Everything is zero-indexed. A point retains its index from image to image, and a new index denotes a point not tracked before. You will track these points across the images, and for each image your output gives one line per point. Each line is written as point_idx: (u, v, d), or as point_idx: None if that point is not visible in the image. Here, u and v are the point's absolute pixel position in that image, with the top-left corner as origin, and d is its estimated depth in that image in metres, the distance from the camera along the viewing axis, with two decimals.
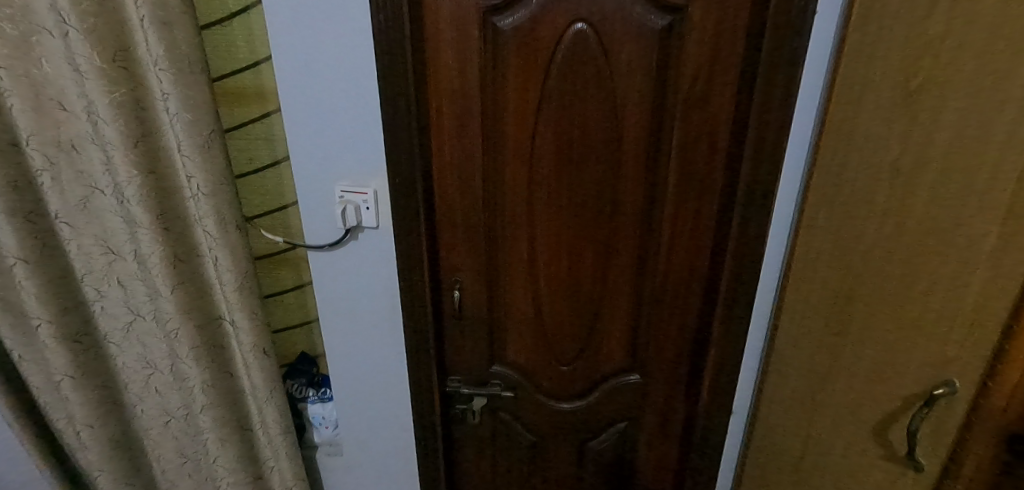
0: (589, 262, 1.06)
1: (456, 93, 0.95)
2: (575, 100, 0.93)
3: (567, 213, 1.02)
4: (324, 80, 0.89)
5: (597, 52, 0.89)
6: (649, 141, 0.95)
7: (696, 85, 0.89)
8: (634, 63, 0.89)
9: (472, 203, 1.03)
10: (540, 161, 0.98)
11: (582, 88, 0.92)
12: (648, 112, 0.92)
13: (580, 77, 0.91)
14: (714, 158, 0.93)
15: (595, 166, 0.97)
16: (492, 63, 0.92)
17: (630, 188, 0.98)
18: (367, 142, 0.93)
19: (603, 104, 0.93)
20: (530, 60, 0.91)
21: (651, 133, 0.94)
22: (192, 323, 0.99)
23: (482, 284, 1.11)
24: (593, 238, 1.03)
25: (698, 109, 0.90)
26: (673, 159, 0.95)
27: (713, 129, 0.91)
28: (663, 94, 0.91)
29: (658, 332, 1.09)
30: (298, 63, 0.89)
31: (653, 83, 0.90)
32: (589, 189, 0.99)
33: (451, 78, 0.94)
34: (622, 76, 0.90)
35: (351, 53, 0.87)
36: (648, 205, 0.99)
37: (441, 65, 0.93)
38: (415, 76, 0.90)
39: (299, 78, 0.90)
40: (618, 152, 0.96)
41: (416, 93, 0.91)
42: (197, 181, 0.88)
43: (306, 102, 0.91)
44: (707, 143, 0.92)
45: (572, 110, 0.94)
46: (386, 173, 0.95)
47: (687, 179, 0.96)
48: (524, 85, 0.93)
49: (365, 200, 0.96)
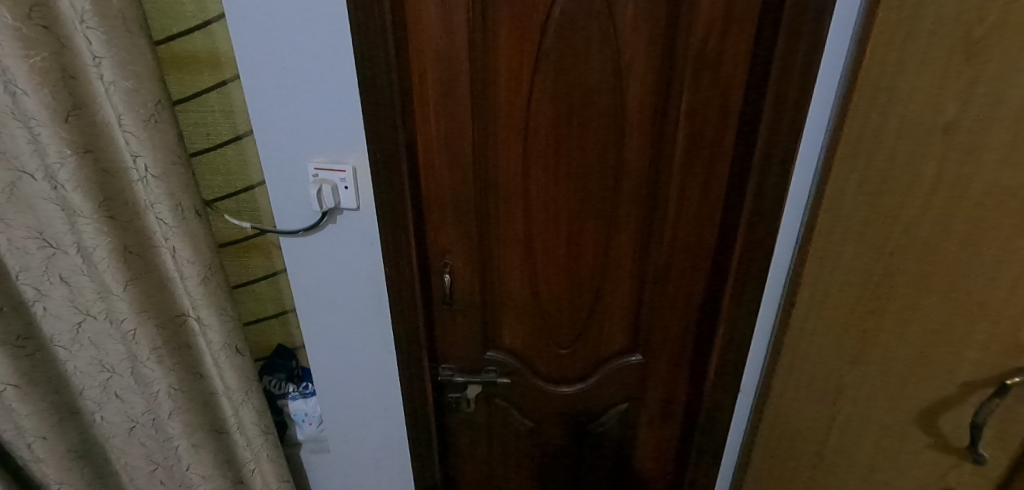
0: (589, 240, 0.99)
1: (441, 56, 0.85)
2: (575, 62, 0.84)
3: (565, 188, 0.94)
4: (288, 40, 0.77)
5: (599, 8, 0.80)
6: (655, 107, 0.87)
7: (708, 44, 0.81)
8: (641, 21, 0.80)
9: (461, 180, 0.94)
10: (537, 132, 0.89)
11: (583, 49, 0.83)
12: (655, 75, 0.84)
13: (581, 37, 0.82)
14: (725, 124, 0.86)
15: (597, 136, 0.89)
16: (481, 21, 0.82)
17: (633, 159, 0.91)
18: (341, 113, 0.82)
19: (605, 67, 0.84)
20: (524, 17, 0.81)
21: (658, 98, 0.86)
22: (151, 322, 0.88)
23: (474, 266, 1.03)
24: (594, 215, 0.96)
25: (710, 70, 0.83)
26: (681, 126, 0.87)
27: (725, 93, 0.84)
28: (672, 55, 0.83)
29: (661, 312, 1.04)
30: (255, 19, 0.76)
31: (661, 43, 0.82)
32: (589, 162, 0.91)
33: (436, 39, 0.83)
34: (626, 35, 0.82)
35: (317, 7, 0.74)
36: (654, 178, 0.92)
37: (423, 24, 0.83)
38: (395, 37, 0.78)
39: (259, 37, 0.77)
40: (621, 120, 0.88)
41: (398, 56, 0.80)
42: (144, 161, 0.76)
43: (269, 66, 0.79)
44: (718, 108, 0.85)
45: (570, 73, 0.85)
46: (365, 147, 0.84)
47: (696, 149, 0.89)
48: (517, 46, 0.83)
49: (343, 179, 0.85)
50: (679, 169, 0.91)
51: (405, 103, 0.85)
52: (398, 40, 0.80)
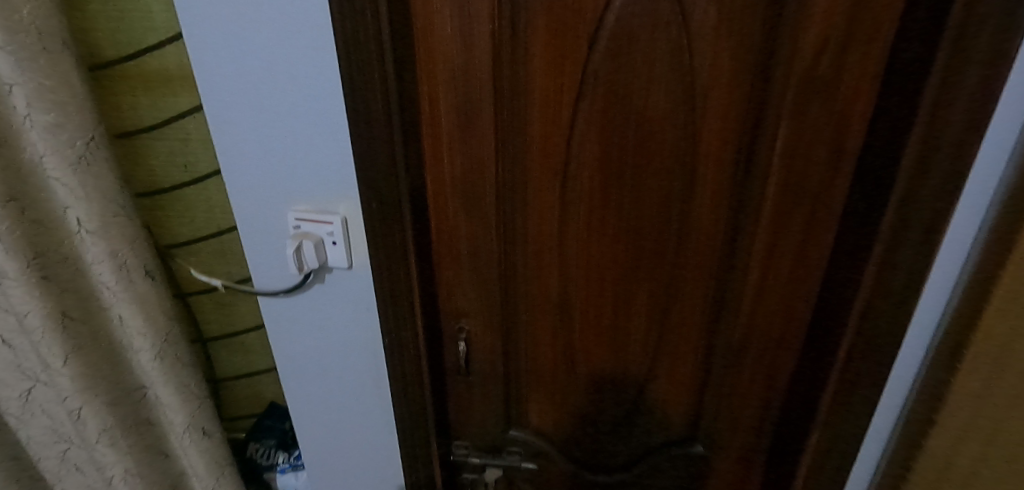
0: (641, 308, 0.78)
1: (457, 80, 0.66)
2: (631, 88, 0.63)
3: (613, 244, 0.74)
4: (257, 61, 0.59)
5: (669, 16, 0.59)
6: (738, 146, 0.65)
7: (821, 64, 0.59)
8: (726, 33, 0.59)
9: (481, 230, 0.75)
10: (579, 175, 0.69)
11: (643, 70, 0.62)
12: (741, 105, 0.63)
13: (642, 53, 0.61)
14: (834, 170, 0.64)
15: (657, 182, 0.68)
16: (509, 33, 0.62)
17: (705, 211, 0.69)
18: (327, 153, 0.64)
19: (673, 94, 0.63)
20: (567, 30, 0.61)
21: (743, 135, 0.64)
22: (101, 401, 0.72)
23: (495, 332, 0.83)
24: (649, 278, 0.75)
25: (820, 99, 0.60)
26: (773, 171, 0.65)
27: (838, 130, 0.62)
28: (768, 78, 0.61)
29: (731, 397, 0.82)
30: (216, 36, 0.58)
31: (751, 62, 0.60)
32: (646, 214, 0.71)
33: (450, 57, 0.64)
34: (705, 52, 0.60)
35: (291, 19, 0.56)
36: (731, 235, 0.71)
37: (435, 39, 0.64)
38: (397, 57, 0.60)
39: (222, 59, 0.60)
40: (691, 163, 0.67)
41: (400, 81, 0.61)
42: (77, 213, 0.59)
43: (236, 94, 0.62)
44: (826, 148, 0.63)
45: (625, 102, 0.64)
46: (356, 195, 0.66)
47: (791, 200, 0.67)
48: (557, 67, 0.63)
49: (329, 232, 0.67)
50: (766, 226, 0.69)
51: (410, 140, 0.66)
52: (401, 61, 0.61)
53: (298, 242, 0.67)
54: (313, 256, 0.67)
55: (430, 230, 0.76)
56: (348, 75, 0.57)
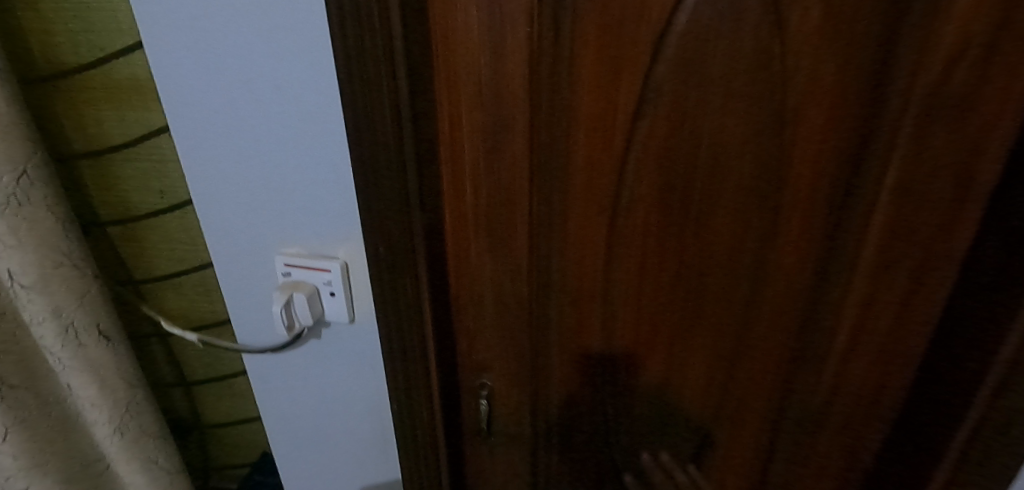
0: (696, 367, 0.66)
1: (491, 102, 0.55)
2: (703, 115, 0.51)
3: (668, 296, 0.62)
4: (236, 77, 0.47)
5: (758, 27, 0.46)
6: (834, 184, 0.53)
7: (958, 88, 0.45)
8: (833, 48, 0.46)
9: (509, 273, 0.64)
10: (631, 212, 0.58)
11: (714, 93, 0.49)
12: (842, 135, 0.50)
13: (714, 73, 0.49)
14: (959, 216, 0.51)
15: (727, 226, 0.56)
16: (551, 46, 0.51)
17: (785, 260, 0.57)
18: (324, 188, 0.51)
19: (755, 123, 0.50)
20: (622, 43, 0.49)
21: (843, 170, 0.52)
22: (48, 467, 0.64)
23: (523, 389, 0.72)
24: (710, 335, 0.63)
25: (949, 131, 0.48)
26: (877, 215, 0.53)
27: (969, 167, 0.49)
28: (881, 104, 0.48)
29: (803, 468, 0.70)
30: (183, 46, 0.46)
31: (862, 84, 0.47)
32: (710, 263, 0.59)
33: (478, 73, 0.53)
34: (802, 71, 0.47)
35: (275, 22, 0.44)
36: (818, 289, 0.58)
37: (461, 53, 0.53)
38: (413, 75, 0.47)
39: (189, 73, 0.47)
40: (772, 204, 0.54)
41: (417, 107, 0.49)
42: (14, 260, 0.54)
43: (209, 116, 0.50)
44: (948, 190, 0.50)
45: (693, 132, 0.52)
46: (360, 238, 0.53)
47: (897, 249, 0.54)
48: (608, 89, 0.52)
49: (326, 281, 0.55)
50: (864, 278, 0.56)
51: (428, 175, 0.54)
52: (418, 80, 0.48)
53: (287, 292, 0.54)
54: (306, 311, 0.55)
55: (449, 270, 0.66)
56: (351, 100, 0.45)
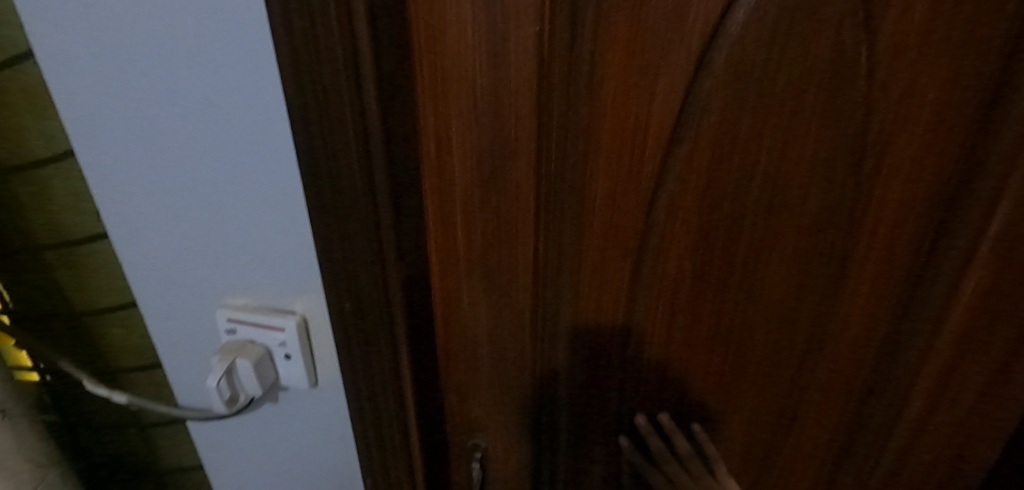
0: (724, 431, 0.59)
1: (489, 139, 0.47)
2: (747, 161, 0.43)
3: (701, 355, 0.55)
4: (157, 109, 0.38)
5: (822, 61, 0.37)
6: (905, 249, 0.44)
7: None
8: (913, 92, 0.37)
9: (512, 328, 0.57)
10: (663, 264, 0.51)
11: (763, 138, 0.42)
12: (921, 194, 0.41)
13: (766, 116, 0.41)
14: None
15: (773, 285, 0.48)
16: (571, 81, 0.44)
17: (838, 327, 0.49)
18: (273, 232, 0.41)
19: (811, 173, 0.42)
20: (650, 77, 0.42)
21: (913, 235, 0.43)
22: None
23: (523, 447, 0.65)
24: (748, 400, 0.56)
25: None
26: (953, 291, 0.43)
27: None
28: (965, 163, 0.39)
29: None
30: (89, 67, 0.37)
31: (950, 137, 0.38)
32: (749, 324, 0.51)
33: (479, 110, 0.45)
34: (874, 116, 0.39)
35: (195, 41, 0.34)
36: (875, 361, 0.50)
37: (451, 89, 0.45)
38: (393, 120, 0.38)
39: (98, 104, 0.38)
40: (828, 264, 0.46)
41: (398, 157, 0.40)
42: None
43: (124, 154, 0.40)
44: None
45: (734, 179, 0.44)
46: (317, 290, 0.43)
47: (977, 335, 0.44)
48: (625, 127, 0.45)
49: (280, 341, 0.45)
50: (929, 362, 0.47)
51: (410, 233, 0.44)
52: (400, 124, 0.40)
53: (229, 354, 0.44)
54: (254, 378, 0.44)
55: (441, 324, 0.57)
56: (309, 153, 0.36)
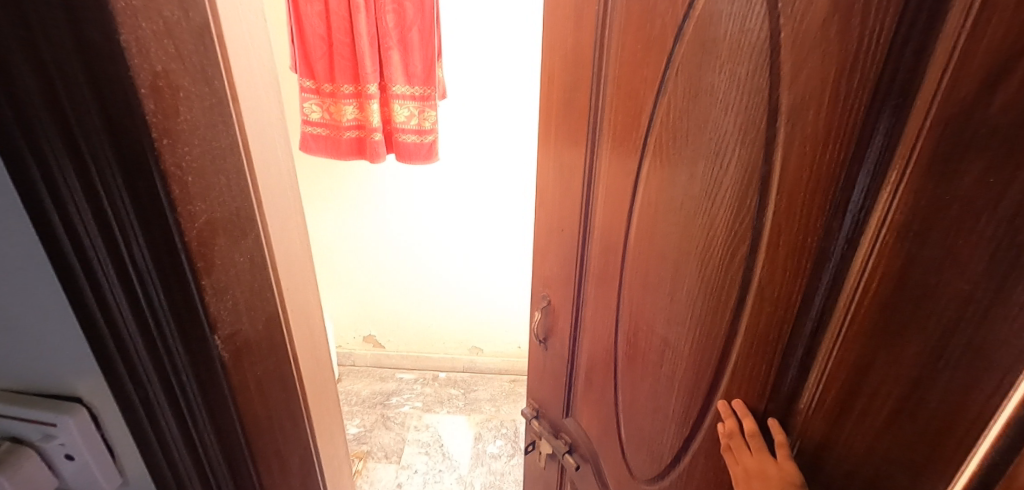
0: (661, 444, 0.49)
1: (558, 104, 0.56)
2: (697, 89, 0.36)
3: (655, 326, 0.45)
4: None
5: (866, 15, 0.25)
6: (792, 201, 0.31)
7: (946, 96, 0.23)
8: (818, 28, 0.27)
9: (549, 276, 0.65)
10: (627, 263, 0.48)
11: (704, 138, 0.36)
12: (813, 127, 0.29)
13: (701, 118, 0.36)
14: (926, 327, 0.26)
15: (681, 237, 0.40)
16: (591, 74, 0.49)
17: (743, 305, 0.36)
18: (15, 342, 0.25)
19: (732, 181, 0.35)
20: (655, 11, 0.39)
21: (791, 192, 0.31)
22: None
23: (546, 368, 0.71)
24: (667, 389, 0.46)
25: (951, 174, 0.24)
26: (830, 270, 0.31)
27: (892, 238, 0.27)
28: (823, 112, 0.28)
29: None
30: None
31: (817, 72, 0.28)
32: (672, 290, 0.42)
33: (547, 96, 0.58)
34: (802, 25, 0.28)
35: None
36: (764, 362, 0.36)
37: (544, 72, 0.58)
38: (175, 149, 0.21)
39: None
40: (727, 204, 0.36)
41: (195, 188, 0.22)
42: None
43: None
44: (887, 272, 0.27)
45: (685, 112, 0.38)
46: (96, 374, 0.25)
47: (815, 334, 0.33)
48: (635, 63, 0.42)
49: (58, 442, 0.27)
50: (786, 363, 0.35)
51: (261, 289, 0.28)
52: (208, 142, 0.23)
53: None
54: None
55: (322, 366, 0.45)
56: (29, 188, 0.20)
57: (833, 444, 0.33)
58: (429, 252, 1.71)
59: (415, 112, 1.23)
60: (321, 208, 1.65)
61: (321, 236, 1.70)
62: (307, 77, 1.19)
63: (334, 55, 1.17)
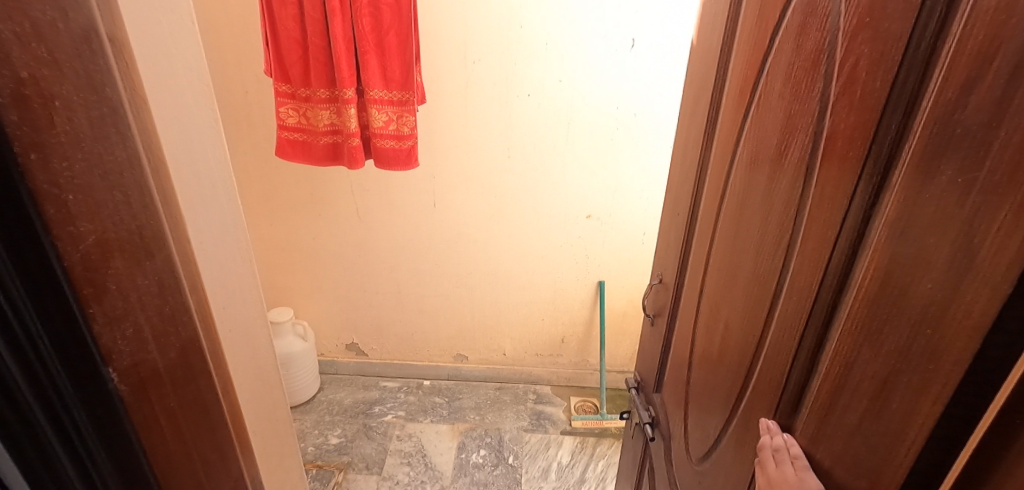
0: (722, 409, 0.55)
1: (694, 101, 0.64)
2: (781, 82, 0.42)
3: (733, 293, 0.52)
4: None
5: (890, 30, 0.29)
6: (826, 190, 0.36)
7: (935, 102, 0.26)
8: (860, 35, 0.32)
9: (668, 252, 0.74)
10: (720, 233, 0.55)
11: (782, 125, 0.42)
12: (850, 124, 0.33)
13: (782, 106, 0.42)
14: (902, 322, 0.29)
15: (758, 211, 0.46)
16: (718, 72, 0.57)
17: (786, 276, 0.41)
18: None
19: (793, 163, 0.40)
20: (760, 16, 0.46)
21: (829, 180, 0.36)
22: None
23: (655, 339, 0.80)
24: (732, 346, 0.52)
25: (930, 174, 0.27)
26: (846, 261, 0.34)
27: (885, 234, 0.30)
28: (856, 111, 0.32)
29: None
30: None
31: (853, 73, 0.33)
32: (747, 261, 0.48)
33: (689, 94, 0.66)
34: (853, 28, 0.33)
35: None
36: (792, 335, 0.40)
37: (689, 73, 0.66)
38: (49, 165, 0.19)
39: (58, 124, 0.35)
40: (787, 185, 0.41)
41: (76, 206, 0.20)
42: None
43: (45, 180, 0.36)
44: (879, 264, 0.30)
45: (771, 103, 0.44)
46: None
47: (830, 322, 0.36)
48: (743, 61, 0.50)
49: None
50: (807, 340, 0.39)
51: (172, 314, 0.26)
52: (100, 155, 0.21)
53: None
54: None
55: (269, 387, 0.42)
56: None
57: (829, 425, 0.36)
58: (426, 259, 1.69)
59: (393, 117, 1.20)
60: (299, 213, 1.62)
61: (299, 242, 1.67)
62: (283, 82, 1.17)
63: (309, 59, 1.14)
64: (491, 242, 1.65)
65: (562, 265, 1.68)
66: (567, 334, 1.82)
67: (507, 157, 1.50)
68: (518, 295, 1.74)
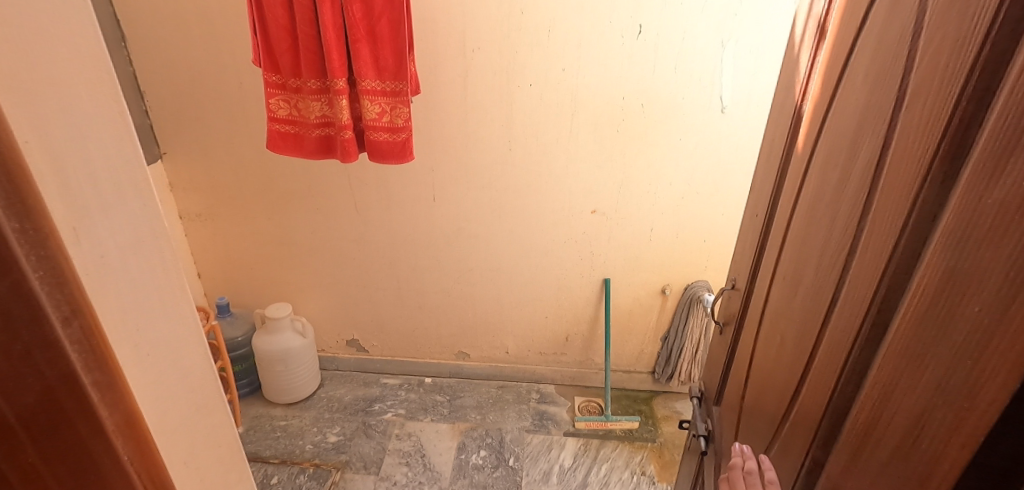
0: (772, 419, 0.52)
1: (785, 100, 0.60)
2: (867, 76, 0.39)
3: (798, 303, 0.48)
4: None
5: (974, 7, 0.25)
6: (891, 191, 0.32)
7: (1007, 94, 0.22)
8: (945, 16, 0.28)
9: (743, 257, 0.70)
10: (792, 239, 0.52)
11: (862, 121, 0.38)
12: (919, 118, 0.29)
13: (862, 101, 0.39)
14: (950, 346, 0.26)
15: (830, 216, 0.43)
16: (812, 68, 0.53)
17: (843, 282, 0.39)
18: None
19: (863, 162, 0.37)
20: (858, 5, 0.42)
21: (894, 180, 0.32)
22: None
23: (720, 349, 0.76)
24: (789, 357, 0.49)
25: (992, 178, 0.23)
26: (903, 272, 0.30)
27: (939, 247, 0.26)
28: (928, 102, 0.29)
29: None
30: None
31: (931, 61, 0.29)
32: (818, 263, 0.44)
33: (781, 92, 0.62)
34: (941, 7, 0.29)
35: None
36: (842, 346, 0.37)
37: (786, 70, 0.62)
38: None
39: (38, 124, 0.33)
40: (857, 185, 0.38)
41: None
42: None
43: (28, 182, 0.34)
44: (931, 279, 0.27)
45: (853, 99, 0.40)
46: None
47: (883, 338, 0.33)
48: (837, 55, 0.46)
49: None
50: (855, 354, 0.36)
51: (30, 349, 0.21)
52: None
53: None
54: None
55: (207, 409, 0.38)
56: None
57: (864, 449, 0.33)
58: (427, 255, 1.65)
59: (386, 109, 1.15)
60: (296, 206, 1.58)
61: (296, 236, 1.64)
62: (273, 72, 1.13)
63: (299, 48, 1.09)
64: (504, 239, 1.60)
65: (566, 262, 1.62)
66: (570, 332, 1.76)
67: (506, 150, 1.44)
68: (520, 290, 1.69)
